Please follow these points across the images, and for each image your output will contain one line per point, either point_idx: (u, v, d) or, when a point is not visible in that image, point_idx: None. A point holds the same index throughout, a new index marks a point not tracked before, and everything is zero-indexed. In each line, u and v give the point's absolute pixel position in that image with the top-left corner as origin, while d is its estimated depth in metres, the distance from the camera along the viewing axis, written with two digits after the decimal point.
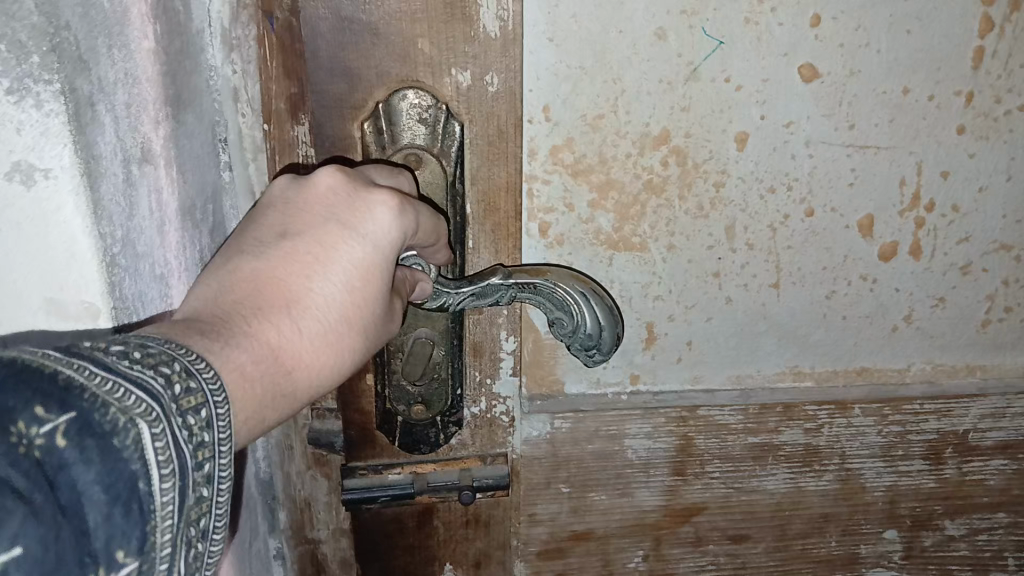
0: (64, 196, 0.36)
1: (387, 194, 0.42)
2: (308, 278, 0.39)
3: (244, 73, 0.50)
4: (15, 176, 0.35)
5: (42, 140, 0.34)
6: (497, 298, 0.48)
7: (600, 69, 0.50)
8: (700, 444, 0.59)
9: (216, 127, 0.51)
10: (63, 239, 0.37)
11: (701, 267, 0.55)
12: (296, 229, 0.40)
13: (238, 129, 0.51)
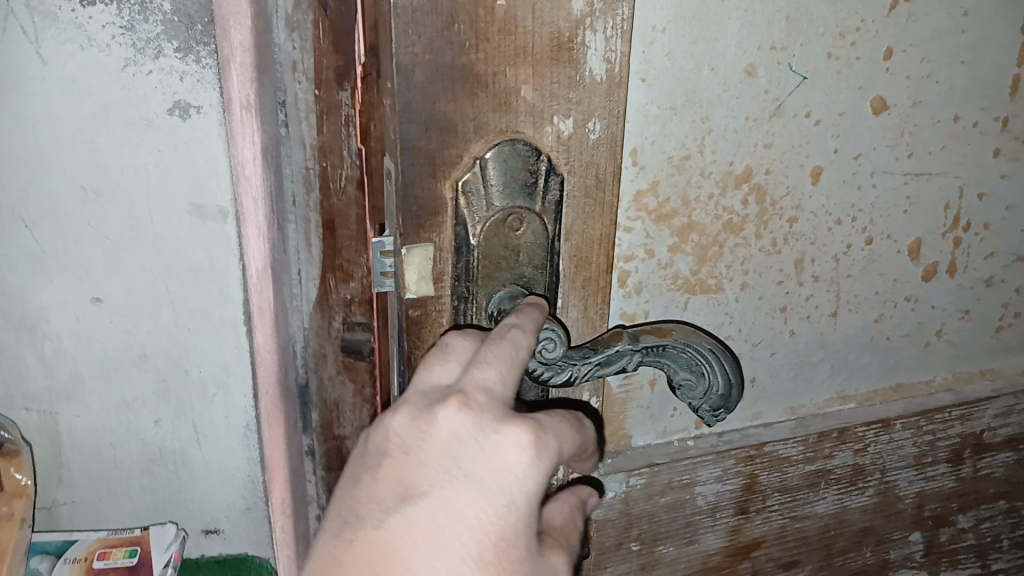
0: (211, 127, 0.68)
1: (522, 428, 0.35)
2: (431, 559, 0.33)
3: (301, 49, 0.56)
4: (175, 111, 0.67)
5: (198, 87, 0.67)
6: (623, 365, 0.43)
7: (690, 108, 0.47)
8: (763, 480, 0.58)
9: (277, 92, 0.59)
10: (207, 157, 0.70)
11: (771, 303, 0.54)
12: (415, 487, 0.34)
13: (295, 93, 0.58)
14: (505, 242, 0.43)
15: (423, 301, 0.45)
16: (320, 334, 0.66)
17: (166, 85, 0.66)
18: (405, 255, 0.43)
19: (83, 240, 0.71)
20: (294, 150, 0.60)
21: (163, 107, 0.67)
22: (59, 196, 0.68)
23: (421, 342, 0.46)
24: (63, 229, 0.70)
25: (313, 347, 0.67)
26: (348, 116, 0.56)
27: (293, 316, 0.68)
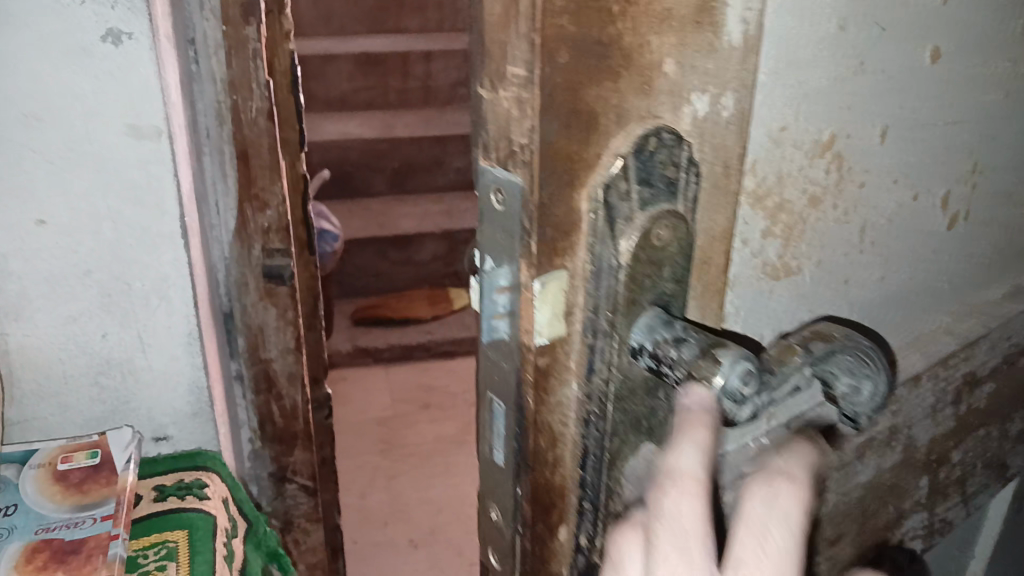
0: (142, 53, 0.86)
1: None
2: None
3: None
4: (108, 38, 0.84)
5: (129, 15, 0.84)
6: (797, 386, 0.37)
7: (792, 70, 0.40)
8: (827, 463, 0.55)
9: (189, 32, 0.94)
10: (140, 84, 0.87)
11: (838, 277, 0.50)
12: None
13: (205, 31, 0.93)
14: (651, 256, 0.35)
15: (552, 344, 0.35)
16: (244, 265, 1.05)
17: (98, 18, 0.83)
18: (538, 288, 0.34)
19: (27, 162, 0.86)
20: (206, 85, 0.96)
21: (97, 37, 0.84)
22: (9, 122, 0.84)
23: (547, 395, 0.36)
24: (22, 167, 0.86)
25: (237, 276, 1.06)
26: (253, 51, 0.94)
27: (216, 249, 1.05)
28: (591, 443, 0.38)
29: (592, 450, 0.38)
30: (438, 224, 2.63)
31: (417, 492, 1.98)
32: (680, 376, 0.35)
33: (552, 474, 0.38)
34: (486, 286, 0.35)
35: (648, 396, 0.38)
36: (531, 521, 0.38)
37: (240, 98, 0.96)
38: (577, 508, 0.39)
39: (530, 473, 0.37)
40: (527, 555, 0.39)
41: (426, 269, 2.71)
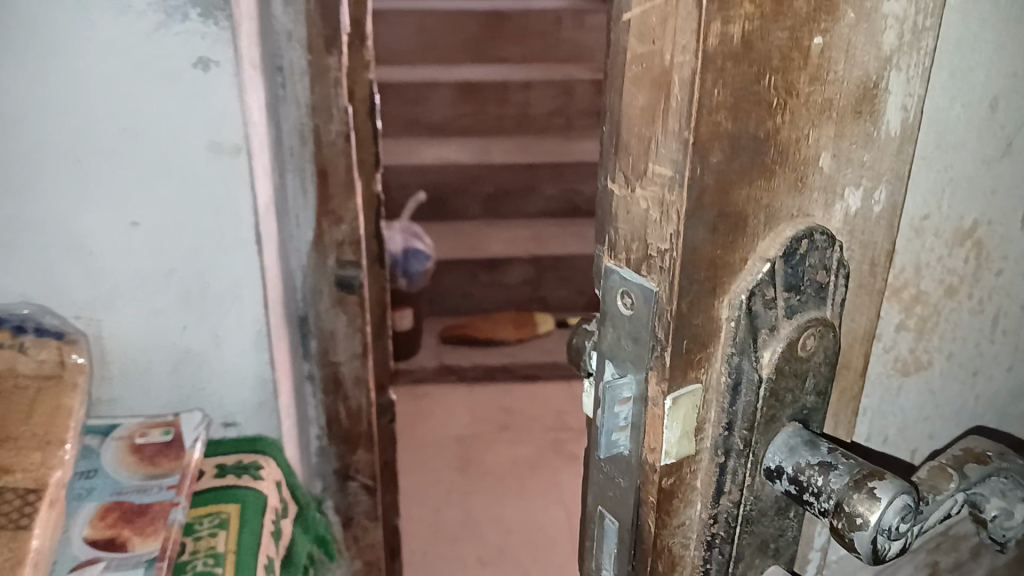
0: (225, 78, 0.68)
1: None
2: None
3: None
4: (198, 65, 0.67)
5: (216, 44, 0.67)
6: (947, 511, 0.33)
7: (938, 155, 0.37)
8: (942, 566, 0.50)
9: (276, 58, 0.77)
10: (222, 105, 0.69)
11: (966, 369, 0.45)
12: None
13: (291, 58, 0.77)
14: (795, 368, 0.31)
15: (679, 464, 0.31)
16: (317, 274, 0.86)
17: (191, 37, 0.66)
18: (669, 407, 0.30)
19: (117, 162, 0.69)
20: (290, 109, 0.79)
21: (187, 62, 0.67)
22: (97, 133, 0.68)
23: (669, 518, 0.32)
24: (113, 168, 0.69)
25: (310, 284, 0.86)
26: (335, 79, 0.78)
27: (292, 253, 0.85)
28: (714, 568, 0.34)
29: (715, 575, 0.34)
30: (532, 250, 2.43)
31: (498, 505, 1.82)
32: (827, 505, 0.30)
33: None
34: (606, 398, 0.31)
35: (778, 516, 0.34)
36: None
37: (320, 121, 0.79)
38: None
39: None
40: None
41: (512, 292, 2.47)
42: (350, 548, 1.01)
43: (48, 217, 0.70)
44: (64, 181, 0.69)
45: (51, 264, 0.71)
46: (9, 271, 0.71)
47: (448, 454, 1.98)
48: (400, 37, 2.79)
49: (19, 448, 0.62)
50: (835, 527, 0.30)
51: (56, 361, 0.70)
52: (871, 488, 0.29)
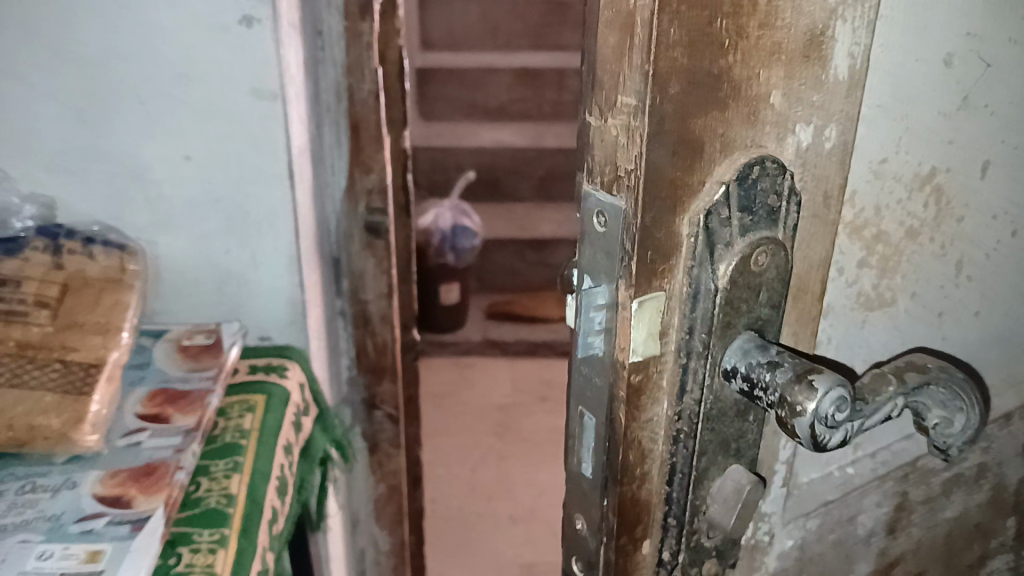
0: (264, 35, 0.76)
1: None
2: None
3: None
4: (243, 22, 0.76)
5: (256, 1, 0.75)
6: (887, 413, 0.37)
7: (896, 103, 0.41)
8: (912, 497, 0.54)
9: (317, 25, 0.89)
10: (261, 58, 0.77)
11: (932, 310, 0.49)
12: None
13: (330, 24, 0.89)
14: (748, 280, 0.36)
15: (646, 362, 0.36)
16: (350, 219, 0.97)
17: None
18: (636, 308, 0.35)
19: (171, 105, 0.78)
20: (328, 69, 0.91)
21: (235, 19, 0.76)
22: (157, 79, 0.77)
23: (639, 411, 0.37)
24: (170, 108, 0.78)
25: (343, 228, 0.97)
26: (367, 44, 0.89)
27: (328, 203, 0.96)
28: (680, 460, 0.39)
29: (680, 467, 0.39)
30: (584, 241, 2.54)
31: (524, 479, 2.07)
32: (774, 398, 0.35)
33: (639, 489, 0.39)
34: (582, 306, 0.36)
35: (738, 419, 0.39)
36: (617, 533, 0.39)
37: (355, 80, 0.91)
38: (662, 524, 0.40)
39: (619, 486, 0.38)
40: (610, 565, 0.40)
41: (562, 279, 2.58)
42: (375, 473, 1.11)
43: (118, 149, 0.80)
44: (130, 119, 0.79)
45: (116, 194, 0.82)
46: (84, 195, 0.82)
47: (489, 421, 2.31)
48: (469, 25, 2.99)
49: (84, 332, 0.71)
50: (781, 416, 0.35)
51: (117, 269, 0.77)
52: (810, 380, 0.34)
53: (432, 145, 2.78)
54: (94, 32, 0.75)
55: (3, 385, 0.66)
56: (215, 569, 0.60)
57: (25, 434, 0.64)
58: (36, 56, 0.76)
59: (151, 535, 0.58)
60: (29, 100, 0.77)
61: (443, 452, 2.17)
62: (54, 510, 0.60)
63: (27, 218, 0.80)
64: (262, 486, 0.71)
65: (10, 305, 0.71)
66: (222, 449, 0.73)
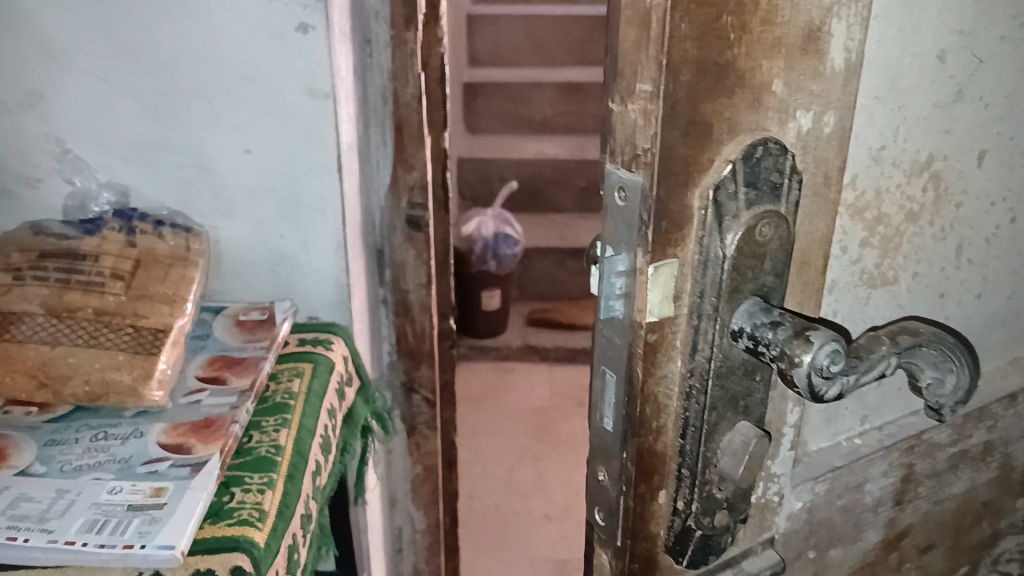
0: (318, 41, 0.83)
1: None
2: None
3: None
4: (299, 28, 0.83)
5: (311, 9, 0.82)
6: (883, 370, 0.41)
7: (892, 96, 0.45)
8: (919, 470, 0.58)
9: (365, 30, 0.96)
10: (315, 61, 0.84)
11: (934, 290, 0.53)
12: None
13: (377, 31, 0.97)
14: (753, 250, 0.40)
15: (661, 323, 0.40)
16: (392, 213, 1.05)
17: (294, 7, 0.82)
18: (652, 273, 0.39)
19: (235, 101, 0.86)
20: (375, 74, 0.98)
21: (292, 25, 0.83)
22: (223, 78, 0.85)
23: (655, 368, 0.41)
24: (232, 104, 0.86)
25: (387, 222, 1.05)
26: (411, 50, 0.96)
27: (374, 196, 1.04)
28: (693, 414, 0.43)
29: (692, 421, 0.43)
30: None
31: (562, 475, 2.12)
32: (775, 353, 0.39)
33: (655, 441, 0.43)
34: (605, 271, 0.40)
35: (746, 377, 0.43)
36: (635, 481, 0.43)
37: (398, 85, 0.98)
38: (676, 475, 0.44)
39: (637, 438, 0.42)
40: (629, 512, 0.44)
41: None
42: (412, 454, 1.19)
43: (186, 140, 0.88)
44: (196, 113, 0.87)
45: (182, 182, 0.90)
46: (154, 182, 0.90)
47: (527, 422, 2.36)
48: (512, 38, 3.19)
49: (153, 302, 0.81)
50: (782, 368, 0.39)
51: (184, 248, 0.88)
52: (807, 335, 0.38)
53: (477, 157, 2.92)
54: (166, 33, 0.83)
55: (81, 344, 0.76)
56: (264, 507, 0.66)
57: (99, 389, 0.73)
58: (117, 56, 0.84)
59: (208, 475, 0.65)
60: (106, 96, 0.86)
61: (483, 450, 2.22)
62: (124, 454, 0.69)
63: (105, 203, 0.91)
64: (306, 441, 0.76)
65: (90, 277, 0.81)
66: (272, 408, 0.79)
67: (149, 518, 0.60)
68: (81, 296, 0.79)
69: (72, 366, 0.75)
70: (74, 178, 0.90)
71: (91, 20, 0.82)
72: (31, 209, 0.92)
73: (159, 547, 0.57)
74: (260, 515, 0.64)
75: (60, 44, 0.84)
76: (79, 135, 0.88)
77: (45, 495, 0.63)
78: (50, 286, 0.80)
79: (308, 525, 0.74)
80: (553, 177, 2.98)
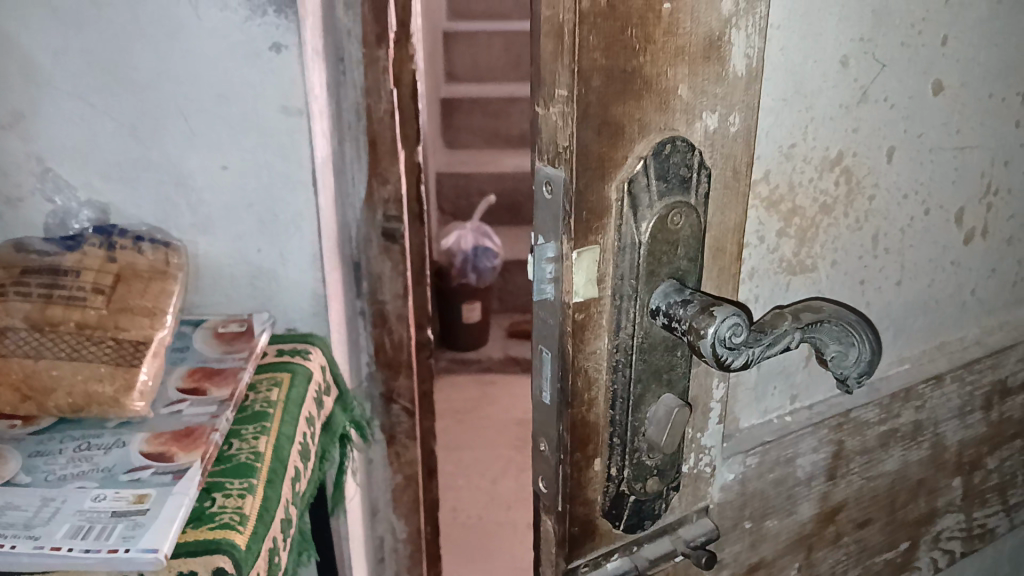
0: (291, 60, 0.90)
1: None
2: None
3: (348, 13, 1.02)
4: (273, 49, 0.89)
5: (284, 30, 0.89)
6: (786, 344, 0.46)
7: (798, 98, 0.50)
8: (849, 446, 0.62)
9: (339, 52, 1.03)
10: (289, 80, 0.90)
11: (853, 277, 0.58)
12: None
13: (351, 52, 1.04)
14: (666, 236, 0.45)
15: (587, 303, 0.45)
16: (368, 227, 1.10)
17: (268, 27, 0.88)
18: (576, 258, 0.44)
19: (213, 121, 0.92)
20: (349, 91, 1.05)
21: (266, 46, 0.89)
22: (200, 99, 0.91)
23: (583, 344, 0.46)
24: (211, 123, 0.92)
25: (363, 235, 1.11)
26: (383, 69, 1.03)
27: (350, 211, 1.10)
28: (619, 387, 0.48)
29: (620, 393, 0.48)
30: None
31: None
32: (685, 327, 0.44)
33: (588, 413, 0.48)
34: (537, 257, 0.45)
35: (667, 352, 0.48)
36: (571, 449, 0.48)
37: (372, 101, 1.05)
38: (609, 444, 0.49)
39: (570, 409, 0.47)
40: (567, 478, 0.49)
41: None
42: (391, 463, 1.25)
43: (166, 159, 0.94)
44: (175, 133, 0.92)
45: (161, 200, 0.96)
46: (134, 200, 0.95)
47: (509, 434, 2.41)
48: (491, 57, 3.32)
49: (133, 314, 0.85)
50: (691, 341, 0.44)
51: (163, 262, 0.93)
52: (712, 310, 0.43)
53: (454, 171, 3.02)
54: (146, 57, 0.88)
55: (63, 357, 0.80)
56: (245, 511, 0.69)
57: (82, 400, 0.77)
58: (99, 81, 0.89)
59: (190, 481, 0.69)
60: (89, 118, 0.91)
61: (466, 462, 2.27)
62: (106, 464, 0.72)
63: (86, 220, 0.96)
64: (285, 448, 0.80)
65: (71, 291, 0.85)
66: (251, 417, 0.83)
67: (133, 523, 0.63)
68: (63, 310, 0.83)
69: (55, 378, 0.78)
70: (55, 197, 0.95)
71: (71, 45, 0.88)
72: (13, 226, 0.96)
73: (143, 551, 0.60)
74: (241, 519, 0.67)
75: (42, 68, 0.88)
76: (60, 156, 0.93)
77: (30, 504, 0.66)
78: (32, 301, 0.84)
79: (288, 531, 0.77)
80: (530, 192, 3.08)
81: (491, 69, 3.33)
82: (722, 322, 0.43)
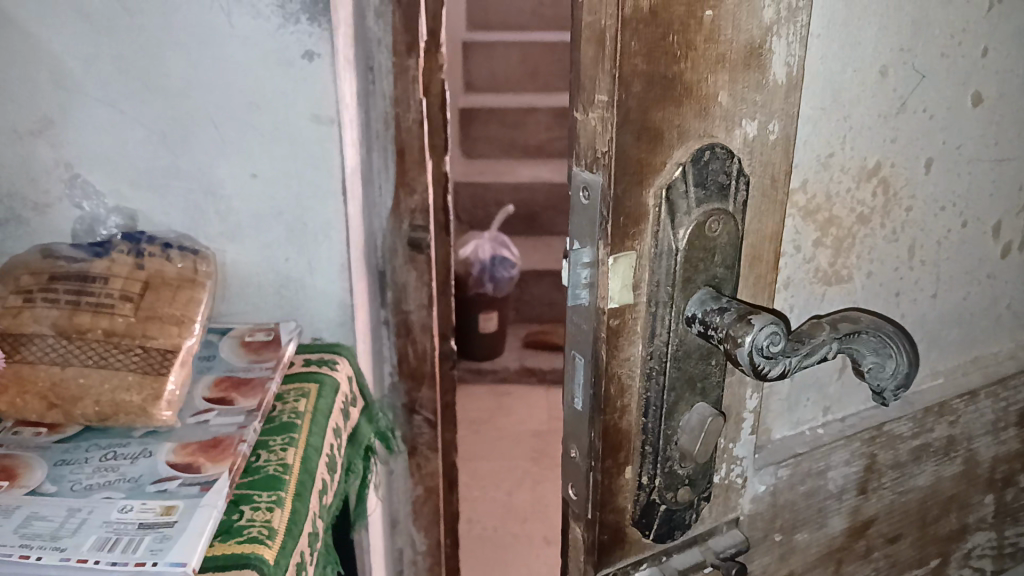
0: (324, 68, 0.90)
1: None
2: None
3: (377, 22, 1.02)
4: (305, 56, 0.89)
5: (318, 39, 0.89)
6: (824, 354, 0.45)
7: (837, 107, 0.49)
8: (881, 460, 0.61)
9: (368, 60, 1.04)
10: (321, 87, 0.91)
11: (888, 288, 0.57)
12: None
13: (380, 59, 1.04)
14: (704, 244, 0.45)
15: (622, 309, 0.45)
16: (393, 236, 1.11)
17: (301, 35, 0.88)
18: (612, 263, 0.43)
19: (244, 127, 0.92)
20: (378, 99, 1.05)
21: (299, 53, 0.89)
22: (230, 105, 0.91)
23: (617, 350, 0.46)
24: (240, 129, 0.92)
25: (388, 244, 1.11)
26: (413, 77, 1.04)
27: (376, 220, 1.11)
28: (653, 395, 0.47)
29: (653, 401, 0.48)
30: None
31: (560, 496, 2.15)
32: (722, 336, 0.44)
33: (620, 419, 0.47)
34: (572, 262, 0.45)
35: (702, 360, 0.48)
36: (602, 456, 0.48)
37: (400, 110, 1.05)
38: (640, 451, 0.49)
39: (602, 415, 0.47)
40: (598, 485, 0.48)
41: None
42: (412, 475, 1.24)
43: (194, 165, 0.94)
44: (206, 139, 0.93)
45: (188, 206, 0.96)
46: (162, 206, 0.96)
47: (525, 445, 2.41)
48: (507, 67, 3.32)
49: (163, 322, 0.85)
50: (728, 350, 0.44)
51: (192, 270, 0.93)
52: (749, 319, 0.43)
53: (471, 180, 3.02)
54: (177, 63, 0.89)
55: (91, 365, 0.80)
56: (273, 524, 0.68)
57: (109, 409, 0.77)
58: (128, 86, 0.90)
59: (218, 493, 0.68)
60: (120, 123, 0.91)
61: (481, 474, 2.26)
62: (133, 474, 0.72)
63: (114, 227, 0.96)
64: (313, 460, 0.80)
65: (99, 298, 0.85)
66: (278, 427, 0.83)
67: (161, 536, 0.62)
68: (91, 317, 0.83)
69: (82, 387, 0.78)
70: (83, 202, 0.95)
71: (102, 49, 0.88)
72: (41, 233, 0.96)
73: (171, 564, 0.59)
74: (269, 532, 0.67)
75: (73, 74, 0.89)
76: (88, 161, 0.93)
77: (57, 514, 0.65)
78: (60, 308, 0.83)
79: (315, 543, 0.77)
80: (548, 203, 3.09)
81: (510, 79, 3.34)
82: (759, 331, 0.43)
